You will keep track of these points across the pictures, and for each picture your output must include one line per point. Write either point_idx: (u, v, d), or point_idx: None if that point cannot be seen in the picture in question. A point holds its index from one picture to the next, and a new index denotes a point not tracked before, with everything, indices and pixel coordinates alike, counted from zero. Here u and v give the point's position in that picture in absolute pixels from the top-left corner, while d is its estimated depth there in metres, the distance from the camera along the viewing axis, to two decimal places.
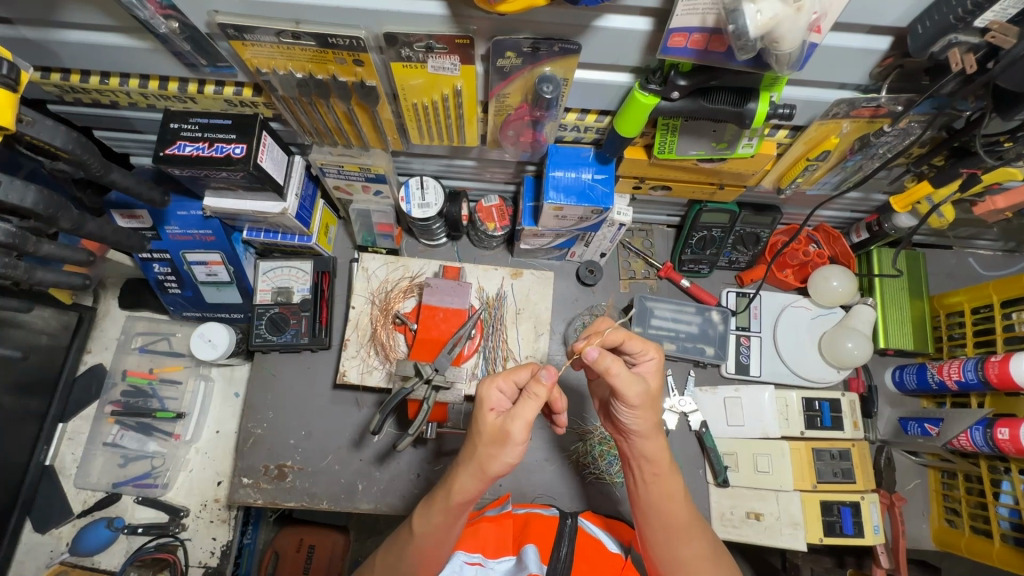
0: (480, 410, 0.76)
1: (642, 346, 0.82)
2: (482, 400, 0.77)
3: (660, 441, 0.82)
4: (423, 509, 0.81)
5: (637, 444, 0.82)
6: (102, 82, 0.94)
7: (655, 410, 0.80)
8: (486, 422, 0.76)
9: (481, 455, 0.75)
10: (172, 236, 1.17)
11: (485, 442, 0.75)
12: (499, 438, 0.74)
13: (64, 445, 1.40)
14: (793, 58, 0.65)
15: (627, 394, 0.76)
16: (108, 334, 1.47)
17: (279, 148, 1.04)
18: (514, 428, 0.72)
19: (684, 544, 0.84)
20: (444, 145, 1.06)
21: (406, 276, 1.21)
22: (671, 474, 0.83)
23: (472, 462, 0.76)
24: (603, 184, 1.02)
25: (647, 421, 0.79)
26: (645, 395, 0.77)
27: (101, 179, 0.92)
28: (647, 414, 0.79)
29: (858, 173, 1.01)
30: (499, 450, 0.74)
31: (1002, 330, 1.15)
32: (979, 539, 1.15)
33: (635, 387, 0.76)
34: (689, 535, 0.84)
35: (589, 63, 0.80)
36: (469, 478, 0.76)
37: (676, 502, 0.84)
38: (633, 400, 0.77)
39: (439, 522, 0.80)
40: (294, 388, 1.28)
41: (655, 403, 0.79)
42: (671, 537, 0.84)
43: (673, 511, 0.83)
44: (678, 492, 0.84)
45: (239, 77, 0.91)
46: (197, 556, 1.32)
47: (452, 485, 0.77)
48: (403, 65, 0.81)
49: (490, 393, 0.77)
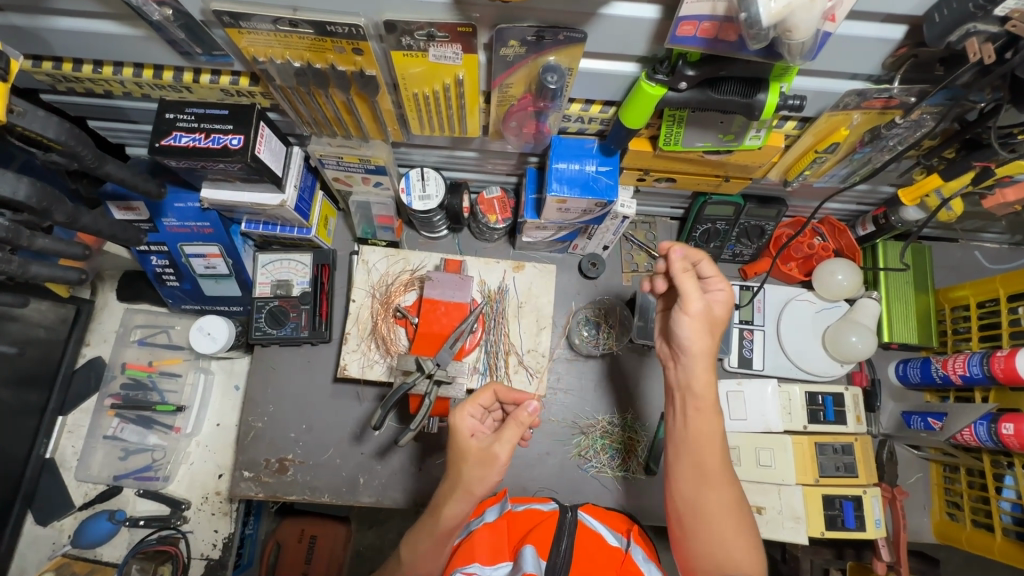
0: (460, 436, 0.80)
1: (714, 272, 0.90)
2: (457, 428, 0.81)
3: (708, 370, 0.88)
4: (409, 539, 0.84)
5: (688, 368, 0.88)
6: (95, 71, 0.92)
7: (708, 334, 0.87)
8: (467, 446, 0.79)
9: (467, 479, 0.76)
10: (169, 228, 1.15)
11: (471, 466, 0.77)
12: (485, 460, 0.76)
13: (64, 438, 1.39)
14: (805, 48, 0.63)
15: (689, 301, 0.85)
16: (106, 327, 1.46)
17: (277, 138, 1.02)
18: (499, 449, 0.76)
19: (710, 484, 0.85)
20: (445, 136, 1.04)
21: (407, 269, 1.20)
22: (714, 414, 0.88)
23: (458, 487, 0.77)
24: (606, 176, 1.00)
25: (698, 342, 0.87)
26: (704, 312, 0.86)
27: (95, 170, 0.90)
28: (700, 334, 0.86)
29: (867, 165, 0.98)
30: (488, 474, 0.76)
31: (1007, 324, 1.14)
32: (980, 533, 1.15)
33: (698, 302, 0.85)
34: (717, 480, 0.85)
35: (594, 53, 0.78)
36: (458, 504, 0.77)
37: (709, 441, 0.87)
38: (694, 310, 0.85)
39: (423, 550, 0.82)
40: (294, 382, 1.27)
41: (711, 326, 0.87)
42: (696, 479, 0.86)
43: (709, 445, 0.87)
44: (715, 432, 0.87)
45: (236, 66, 0.89)
46: (199, 549, 1.33)
47: (440, 512, 0.78)
48: (403, 54, 0.79)
49: (462, 420, 0.82)
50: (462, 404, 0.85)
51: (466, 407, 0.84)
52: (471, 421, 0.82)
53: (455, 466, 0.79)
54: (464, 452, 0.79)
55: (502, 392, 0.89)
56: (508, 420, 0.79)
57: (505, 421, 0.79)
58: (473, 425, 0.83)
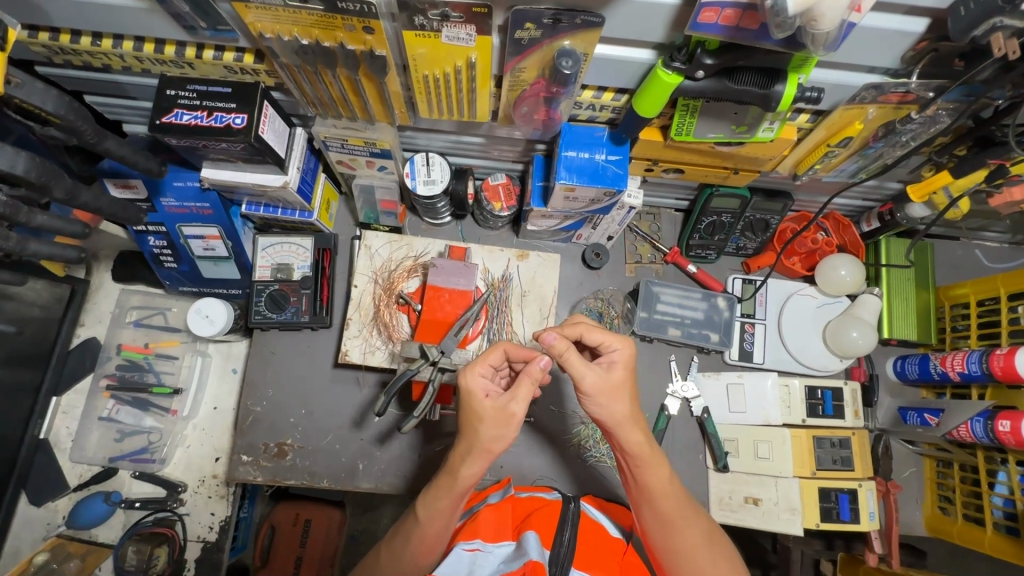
0: (475, 399, 0.77)
1: (603, 336, 0.82)
2: (470, 390, 0.78)
3: (638, 432, 0.80)
4: (424, 498, 0.82)
5: (616, 438, 0.81)
6: (94, 44, 0.89)
7: (619, 398, 0.79)
8: (481, 408, 0.76)
9: (484, 438, 0.76)
10: (168, 208, 1.13)
11: (488, 427, 0.76)
12: (504, 420, 0.76)
13: (58, 418, 1.37)
14: (829, 38, 0.62)
15: (583, 383, 0.79)
16: (101, 307, 1.44)
17: (280, 119, 1.00)
18: (516, 407, 0.76)
19: (672, 524, 0.83)
20: (452, 121, 1.02)
21: (410, 255, 1.18)
22: (659, 464, 0.82)
23: (475, 446, 0.77)
24: (616, 165, 0.99)
25: (613, 412, 0.79)
26: (603, 383, 0.78)
27: (94, 146, 0.87)
28: (611, 402, 0.79)
29: (877, 161, 0.98)
30: (505, 432, 0.77)
31: (1006, 323, 1.14)
32: (971, 527, 1.17)
33: (592, 378, 0.78)
34: (683, 519, 0.83)
35: (610, 38, 0.77)
36: (476, 461, 0.78)
37: (662, 489, 0.82)
38: (588, 388, 0.78)
39: (437, 508, 0.81)
40: (294, 366, 1.26)
41: (619, 391, 0.79)
42: (664, 526, 0.83)
43: (664, 497, 0.82)
44: (663, 479, 0.82)
45: (241, 42, 0.87)
46: (195, 531, 1.32)
47: (457, 470, 0.79)
48: (415, 34, 0.77)
49: (475, 382, 0.78)
50: (473, 364, 0.80)
51: (475, 368, 0.79)
52: (484, 382, 0.79)
53: (470, 427, 0.78)
54: (478, 414, 0.77)
55: (512, 351, 0.85)
56: (520, 376, 0.80)
57: (517, 378, 0.80)
58: (484, 384, 0.79)
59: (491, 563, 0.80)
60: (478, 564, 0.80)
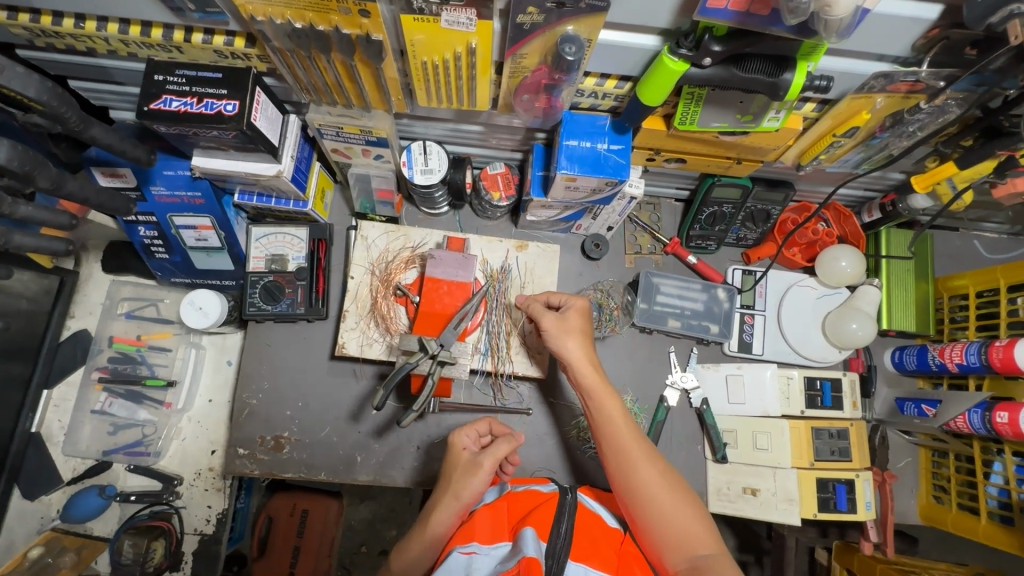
0: (454, 450, 0.95)
1: (565, 296, 1.04)
2: (453, 442, 0.96)
3: (590, 365, 0.96)
4: (403, 548, 0.91)
5: (573, 373, 0.97)
6: (78, 26, 0.85)
7: (574, 337, 0.98)
8: (460, 457, 0.94)
9: (455, 484, 0.90)
10: (158, 198, 1.10)
11: (458, 475, 0.91)
12: (472, 470, 0.90)
13: (50, 412, 1.35)
14: (843, 24, 0.60)
15: (544, 324, 0.99)
16: (92, 298, 1.41)
17: (273, 106, 0.97)
18: (484, 460, 0.90)
19: (621, 446, 0.89)
20: (450, 108, 1.00)
21: (407, 246, 1.17)
22: (609, 395, 0.93)
23: (447, 493, 0.90)
24: (617, 155, 0.97)
25: (568, 347, 0.97)
26: (558, 322, 0.99)
27: (79, 134, 0.84)
28: (565, 341, 0.98)
29: (882, 152, 0.97)
30: (471, 480, 0.89)
31: (1005, 314, 1.14)
32: (966, 516, 1.18)
33: (549, 318, 0.99)
34: (635, 449, 0.88)
35: (614, 23, 0.74)
36: (446, 510, 0.89)
37: (611, 412, 0.92)
38: (547, 326, 0.99)
39: (413, 553, 0.89)
40: (290, 358, 1.24)
41: (572, 331, 0.99)
42: (618, 454, 0.89)
43: (614, 425, 0.91)
44: (610, 401, 0.93)
45: (232, 25, 0.83)
46: (192, 524, 1.32)
47: (430, 521, 0.89)
48: (412, 18, 0.74)
49: (458, 438, 0.97)
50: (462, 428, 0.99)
51: (461, 428, 0.98)
52: (466, 440, 0.96)
53: (448, 475, 0.93)
54: (456, 461, 0.94)
55: (496, 425, 1.01)
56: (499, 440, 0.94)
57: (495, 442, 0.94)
58: (467, 444, 0.96)
59: (487, 565, 0.78)
60: (473, 566, 0.78)
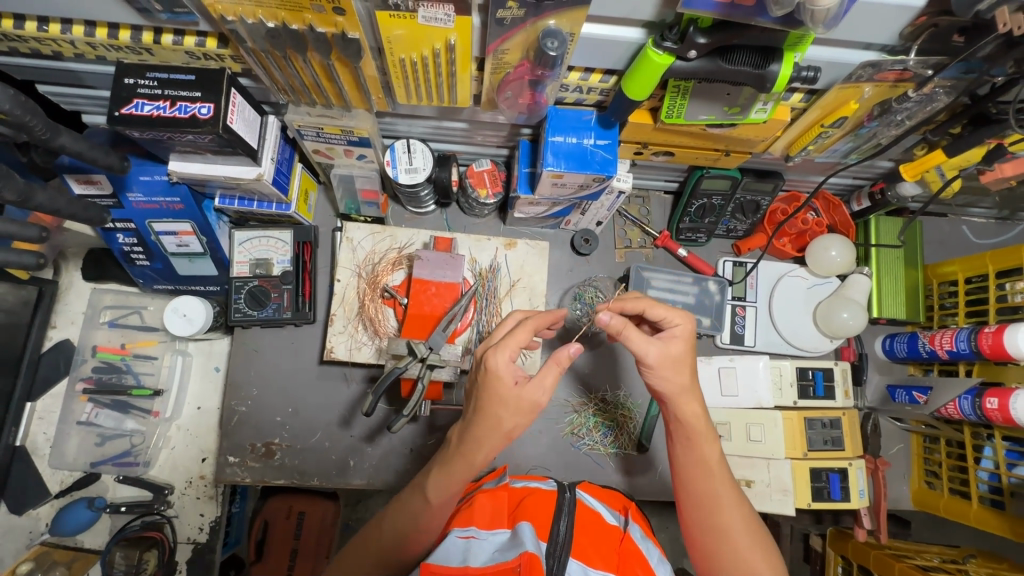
0: (503, 384, 0.74)
1: (665, 311, 0.82)
2: (496, 374, 0.75)
3: (696, 404, 0.80)
4: (435, 479, 0.80)
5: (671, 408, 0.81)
6: (40, 29, 0.82)
7: (681, 370, 0.79)
8: (511, 395, 0.74)
9: (507, 425, 0.75)
10: (135, 204, 1.07)
11: (512, 412, 0.75)
12: (528, 408, 0.75)
13: (34, 424, 1.33)
14: (829, 15, 0.60)
15: (643, 355, 0.79)
16: (73, 308, 1.38)
17: (250, 107, 0.95)
18: (542, 397, 0.75)
19: (713, 490, 0.80)
20: (433, 105, 0.97)
21: (394, 247, 1.14)
22: (710, 439, 0.82)
23: (495, 432, 0.75)
24: (604, 150, 0.96)
25: (673, 382, 0.79)
26: (662, 355, 0.78)
27: (47, 143, 0.82)
28: (671, 375, 0.79)
29: (871, 141, 0.96)
30: (526, 418, 0.76)
31: (994, 300, 1.14)
32: (957, 500, 1.20)
33: (653, 349, 0.78)
34: (727, 502, 0.80)
35: (597, 16, 0.72)
36: (493, 447, 0.76)
37: (712, 470, 0.81)
38: (649, 360, 0.78)
39: (447, 493, 0.79)
40: (279, 363, 1.22)
41: (678, 364, 0.79)
42: (705, 505, 0.81)
43: (711, 475, 0.81)
44: (714, 459, 0.81)
45: (202, 25, 0.81)
46: (185, 533, 1.30)
47: (471, 454, 0.77)
48: (389, 14, 0.72)
49: (504, 367, 0.75)
50: (500, 345, 0.76)
51: (500, 348, 0.76)
52: (511, 367, 0.75)
53: (494, 411, 0.75)
54: (504, 400, 0.75)
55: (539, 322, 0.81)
56: (548, 361, 0.77)
57: (545, 363, 0.77)
58: (513, 367, 0.76)
59: (485, 548, 0.77)
60: (472, 548, 0.78)
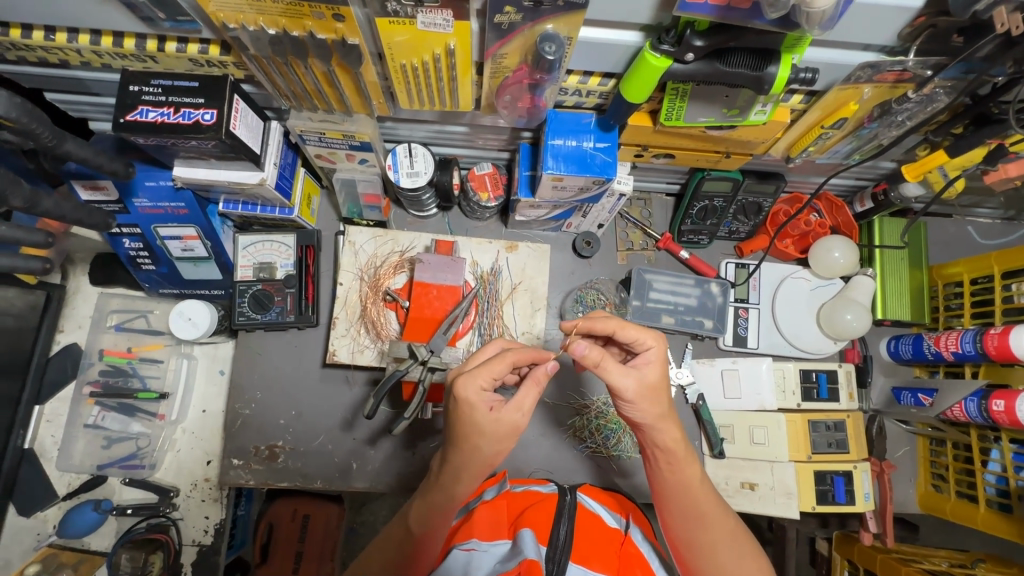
0: (478, 412, 0.75)
1: (636, 334, 0.80)
2: (470, 402, 0.76)
3: (675, 427, 0.80)
4: (419, 508, 0.83)
5: (650, 435, 0.81)
6: (47, 38, 0.84)
7: (658, 399, 0.78)
8: (487, 422, 0.75)
9: (485, 453, 0.77)
10: (140, 209, 1.08)
11: (489, 440, 0.76)
12: (509, 432, 0.77)
13: (42, 427, 1.34)
14: (825, 16, 0.60)
15: (620, 388, 0.77)
16: (80, 312, 1.40)
17: (253, 113, 0.96)
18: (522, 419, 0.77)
19: (699, 508, 0.82)
20: (434, 110, 0.98)
21: (395, 250, 1.15)
22: (691, 461, 0.82)
23: (475, 460, 0.78)
24: (604, 153, 0.96)
25: (651, 412, 0.78)
26: (639, 387, 0.77)
27: (53, 149, 0.83)
28: (649, 405, 0.78)
29: (872, 142, 0.96)
30: (505, 443, 0.78)
31: (1000, 301, 1.13)
32: (964, 504, 1.18)
33: (629, 381, 0.76)
34: (712, 519, 0.82)
35: (594, 20, 0.73)
36: (472, 477, 0.79)
37: (695, 490, 0.82)
38: (627, 393, 0.77)
39: (433, 521, 0.81)
40: (283, 366, 1.23)
41: (657, 393, 0.78)
42: (693, 522, 0.82)
43: (696, 496, 0.82)
44: (697, 481, 0.82)
45: (205, 33, 0.82)
46: (190, 536, 1.31)
47: (450, 485, 0.80)
48: (388, 20, 0.73)
49: (475, 394, 0.76)
50: (472, 372, 0.77)
51: (473, 376, 0.76)
52: (484, 395, 0.76)
53: (470, 441, 0.77)
54: (481, 429, 0.76)
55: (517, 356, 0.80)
56: (527, 381, 0.79)
57: (523, 381, 0.79)
58: (486, 395, 0.77)
59: (487, 561, 0.78)
60: (474, 563, 0.78)
